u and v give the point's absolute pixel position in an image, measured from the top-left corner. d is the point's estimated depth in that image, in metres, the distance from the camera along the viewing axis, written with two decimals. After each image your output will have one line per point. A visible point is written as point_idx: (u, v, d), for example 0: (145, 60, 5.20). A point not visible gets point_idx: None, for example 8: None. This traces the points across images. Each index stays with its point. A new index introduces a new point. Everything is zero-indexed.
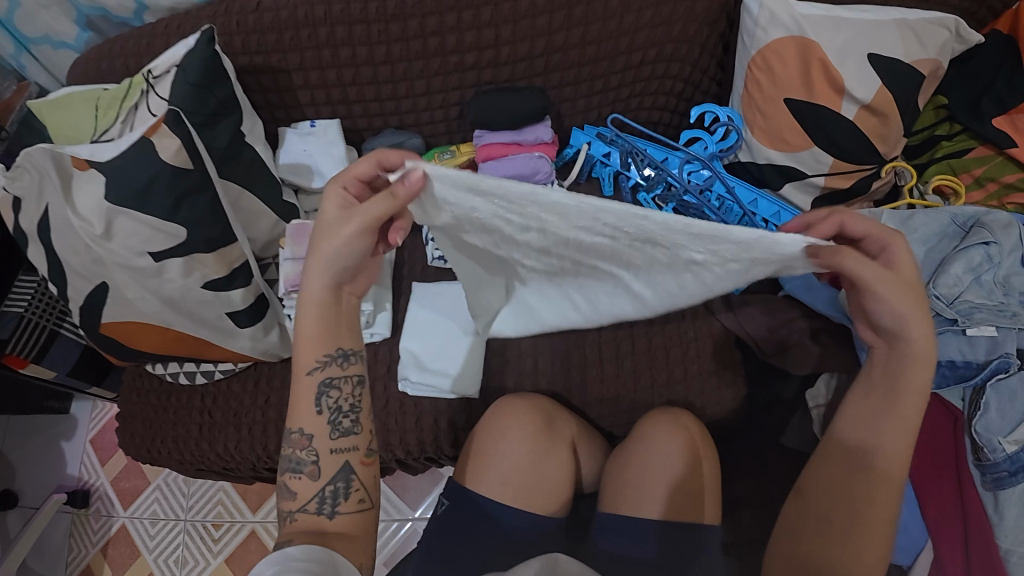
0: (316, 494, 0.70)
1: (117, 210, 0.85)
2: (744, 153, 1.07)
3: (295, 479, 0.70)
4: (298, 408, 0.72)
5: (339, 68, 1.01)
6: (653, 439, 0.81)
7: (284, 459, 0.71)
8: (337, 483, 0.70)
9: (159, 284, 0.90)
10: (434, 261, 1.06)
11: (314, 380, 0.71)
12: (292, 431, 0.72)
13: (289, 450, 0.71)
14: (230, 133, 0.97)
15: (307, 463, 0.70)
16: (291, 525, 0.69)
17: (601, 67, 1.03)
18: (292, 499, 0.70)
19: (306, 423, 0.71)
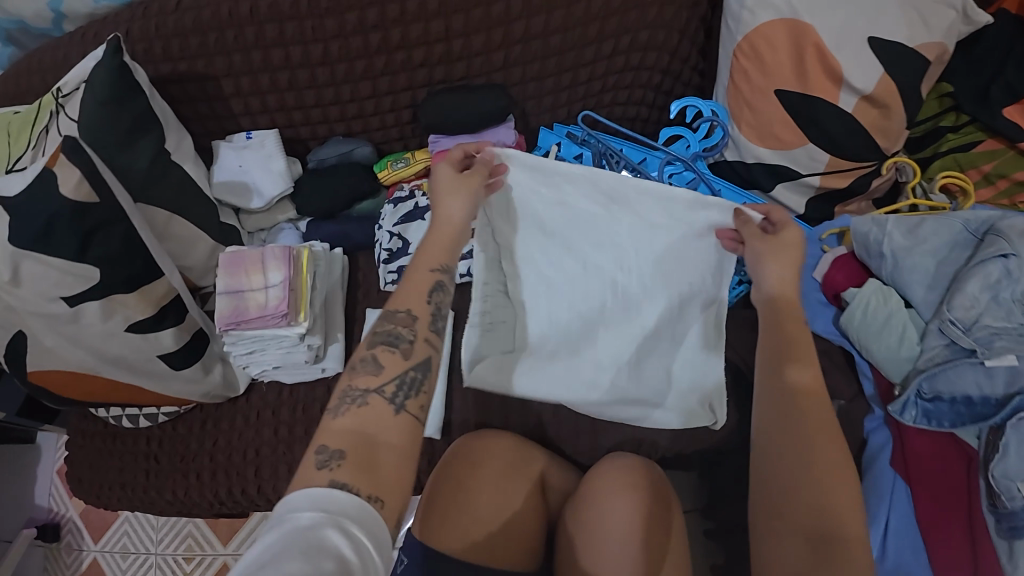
0: (396, 377, 0.55)
1: (22, 254, 0.75)
2: (732, 151, 0.95)
3: (386, 353, 0.56)
4: (406, 287, 0.62)
5: (272, 72, 0.90)
6: (619, 500, 0.77)
7: (376, 331, 0.58)
8: (410, 372, 0.56)
9: (78, 330, 0.81)
10: (386, 287, 0.93)
11: (429, 279, 0.62)
12: (394, 311, 0.59)
13: (386, 325, 0.58)
14: (151, 153, 0.86)
15: (404, 339, 0.58)
16: (361, 413, 0.53)
17: (567, 59, 0.91)
18: (374, 375, 0.55)
19: (415, 302, 0.60)
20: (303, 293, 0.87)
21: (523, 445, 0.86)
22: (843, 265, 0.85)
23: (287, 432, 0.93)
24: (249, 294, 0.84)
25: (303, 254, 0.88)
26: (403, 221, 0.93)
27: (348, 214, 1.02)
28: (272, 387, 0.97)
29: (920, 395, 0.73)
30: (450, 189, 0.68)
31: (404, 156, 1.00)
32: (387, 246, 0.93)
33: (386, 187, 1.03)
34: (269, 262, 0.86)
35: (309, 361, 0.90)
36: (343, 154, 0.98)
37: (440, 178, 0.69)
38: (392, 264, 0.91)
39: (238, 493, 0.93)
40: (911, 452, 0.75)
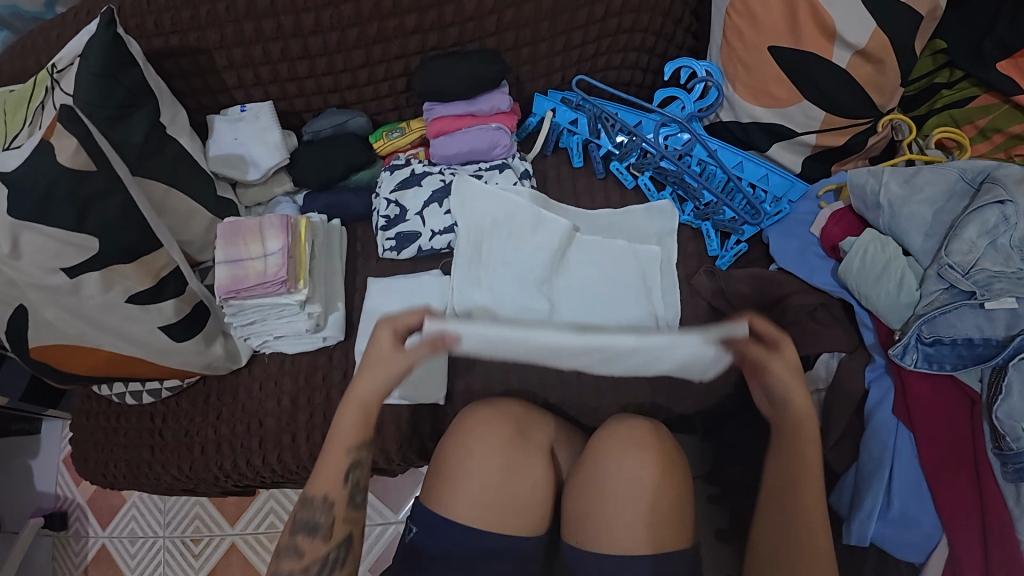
0: (319, 561, 0.69)
1: (21, 224, 0.75)
2: (727, 112, 0.96)
3: (308, 542, 0.69)
4: (319, 473, 0.71)
5: (264, 43, 0.90)
6: (623, 467, 0.76)
7: (296, 518, 0.70)
8: (332, 553, 0.70)
9: (78, 302, 0.81)
10: (384, 253, 0.94)
11: (343, 458, 0.71)
12: (311, 498, 0.71)
13: (305, 512, 0.70)
14: (145, 126, 0.86)
15: (323, 525, 0.70)
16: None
17: (560, 23, 0.91)
18: (296, 560, 0.68)
19: (330, 489, 0.70)
20: (303, 261, 0.87)
21: (527, 407, 0.85)
22: (841, 218, 0.85)
23: (291, 402, 0.94)
24: (247, 263, 0.84)
25: (300, 222, 0.88)
26: (399, 187, 0.94)
27: (344, 184, 1.01)
28: (273, 359, 0.97)
29: (921, 339, 0.73)
30: (377, 369, 0.72)
31: (399, 126, 1.00)
32: (384, 213, 0.93)
33: (382, 157, 1.02)
34: (268, 231, 0.86)
35: (309, 330, 0.90)
36: (337, 126, 0.98)
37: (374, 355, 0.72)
38: (390, 231, 0.92)
39: (244, 465, 0.93)
40: (913, 400, 0.76)
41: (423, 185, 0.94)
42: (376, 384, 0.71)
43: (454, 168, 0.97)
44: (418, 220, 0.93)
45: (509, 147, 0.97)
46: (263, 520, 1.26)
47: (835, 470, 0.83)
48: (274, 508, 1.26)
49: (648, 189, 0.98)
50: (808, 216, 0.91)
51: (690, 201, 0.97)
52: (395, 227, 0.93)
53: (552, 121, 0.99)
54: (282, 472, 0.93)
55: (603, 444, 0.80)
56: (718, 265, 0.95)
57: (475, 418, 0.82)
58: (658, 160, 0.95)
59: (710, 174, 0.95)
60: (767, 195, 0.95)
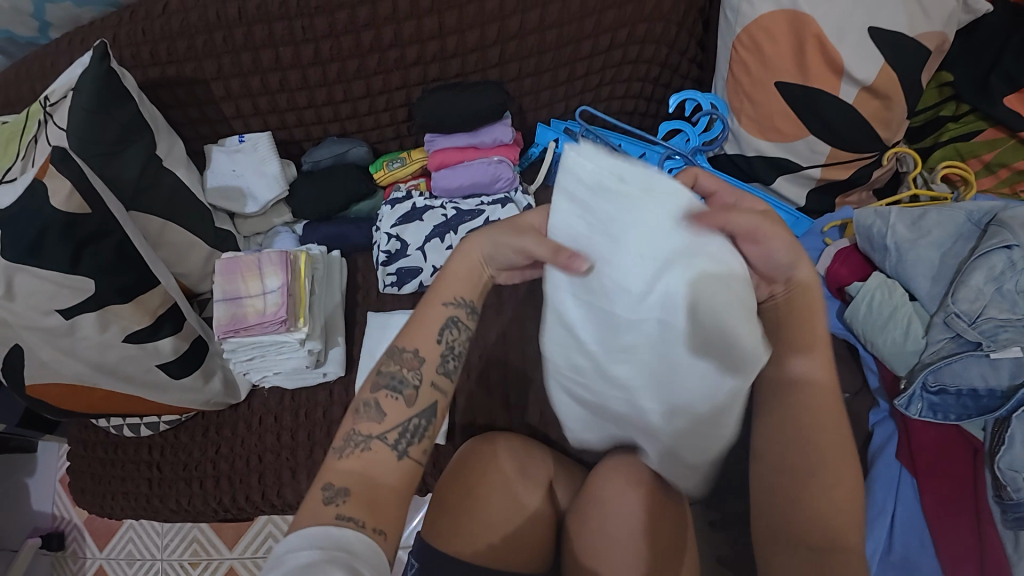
0: (398, 425, 0.60)
1: (13, 267, 0.73)
2: (731, 144, 0.95)
3: (389, 400, 0.61)
4: (414, 327, 0.65)
5: (263, 74, 0.88)
6: (620, 506, 0.76)
7: (382, 372, 0.63)
8: (413, 420, 0.61)
9: (72, 344, 0.80)
10: (385, 289, 0.92)
11: (439, 322, 0.65)
12: (401, 350, 0.64)
13: (392, 365, 0.63)
14: (140, 161, 0.84)
15: (408, 385, 0.62)
16: (365, 457, 0.58)
17: (564, 54, 0.90)
18: (378, 423, 0.60)
19: (422, 344, 0.64)
20: (303, 296, 0.86)
21: (531, 445, 0.85)
22: (846, 258, 0.85)
23: (290, 437, 0.93)
24: (245, 300, 0.83)
25: (300, 258, 0.87)
26: (401, 221, 0.92)
27: (343, 215, 1.00)
28: (273, 393, 0.96)
29: (926, 388, 0.73)
30: (468, 262, 0.67)
31: (400, 156, 0.99)
32: (385, 247, 0.92)
33: (382, 187, 1.01)
34: (267, 267, 0.84)
35: (309, 366, 0.89)
36: (337, 155, 0.96)
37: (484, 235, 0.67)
38: (391, 266, 0.91)
39: (242, 500, 0.93)
40: (917, 446, 0.76)
41: (425, 220, 0.92)
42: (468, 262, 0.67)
43: (456, 201, 0.95)
44: (419, 255, 0.91)
45: (512, 180, 0.95)
46: (261, 544, 1.26)
47: None
48: (272, 532, 1.26)
49: None
50: (812, 253, 0.92)
51: None
52: (395, 262, 0.91)
53: (554, 153, 0.98)
54: (282, 507, 0.93)
55: (603, 480, 0.79)
56: None
57: (489, 449, 0.81)
58: None
59: None
60: None
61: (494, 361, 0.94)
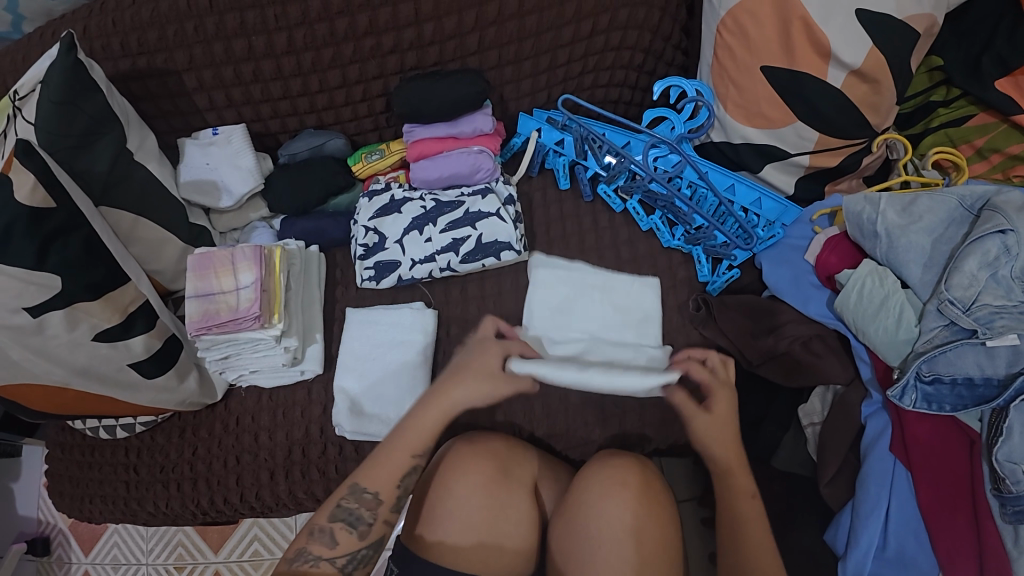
0: (348, 552, 0.69)
1: None
2: (717, 132, 0.93)
3: (343, 532, 0.69)
4: (377, 469, 0.72)
5: (235, 64, 0.86)
6: (608, 505, 0.73)
7: (340, 504, 0.70)
8: (360, 552, 0.70)
9: (42, 342, 0.77)
10: (363, 284, 0.89)
11: (402, 463, 0.73)
12: (361, 489, 0.72)
13: (349, 501, 0.70)
14: (111, 154, 0.82)
15: (362, 521, 0.70)
16: (310, 572, 0.67)
17: (545, 41, 0.88)
18: (329, 547, 0.68)
19: (383, 488, 0.71)
20: (278, 293, 0.83)
21: (516, 443, 0.82)
22: (836, 245, 0.82)
23: (269, 438, 0.91)
24: (218, 297, 0.81)
25: (275, 253, 0.84)
26: (377, 215, 0.88)
27: (321, 210, 0.97)
28: (251, 392, 0.94)
29: (919, 378, 0.70)
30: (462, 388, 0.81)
31: (378, 148, 0.95)
32: (362, 241, 0.87)
33: (361, 179, 0.98)
34: (240, 262, 0.82)
35: (287, 364, 0.87)
36: (314, 148, 0.94)
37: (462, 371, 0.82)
38: (369, 260, 0.87)
39: (221, 502, 0.91)
40: (911, 438, 0.73)
41: (403, 212, 0.87)
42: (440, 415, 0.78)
43: (435, 193, 0.90)
44: (397, 248, 0.87)
45: (493, 171, 0.90)
46: (247, 548, 1.23)
47: (830, 508, 0.80)
48: (258, 535, 1.24)
49: (637, 212, 0.93)
50: (802, 242, 0.89)
51: (681, 225, 0.92)
52: (374, 256, 0.87)
53: (537, 142, 0.94)
54: (261, 509, 0.91)
55: (590, 477, 0.77)
56: (708, 291, 0.91)
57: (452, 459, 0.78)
58: (648, 183, 0.90)
59: (701, 198, 0.92)
60: (760, 219, 0.92)
61: None
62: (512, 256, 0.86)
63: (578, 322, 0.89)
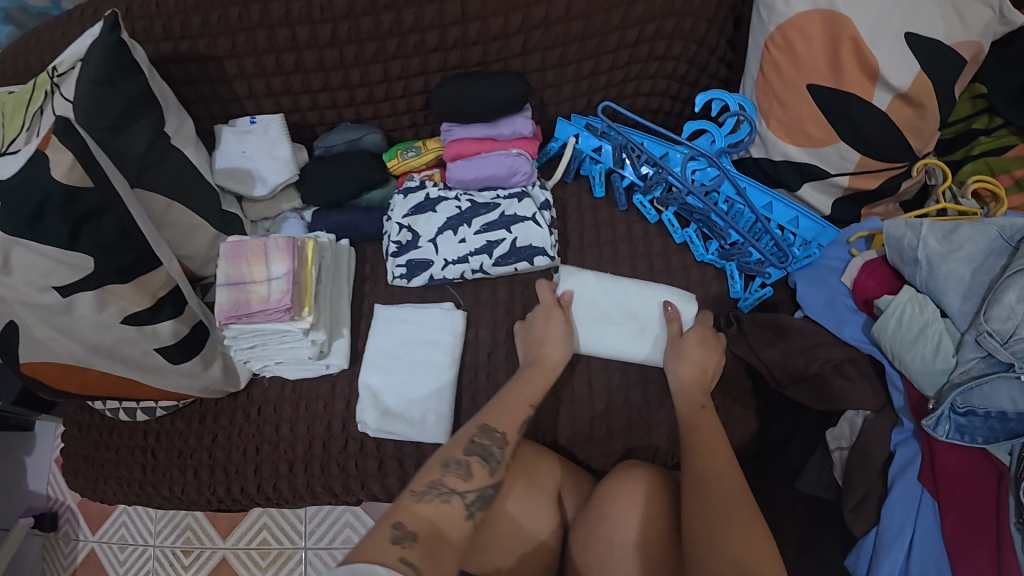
0: (477, 488, 0.65)
1: (10, 240, 0.71)
2: (758, 148, 0.92)
3: (477, 466, 0.66)
4: (503, 413, 0.73)
5: (278, 53, 0.85)
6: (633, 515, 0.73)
7: (474, 441, 0.69)
8: (489, 488, 0.66)
9: (70, 322, 0.78)
10: (394, 281, 0.87)
11: (525, 409, 0.75)
12: (492, 430, 0.71)
13: (483, 438, 0.70)
14: (148, 137, 0.81)
15: (494, 458, 0.69)
16: (439, 506, 0.61)
17: (590, 47, 0.88)
18: (464, 480, 0.64)
19: (512, 428, 0.72)
20: (308, 286, 0.83)
21: (538, 451, 0.82)
22: (873, 270, 0.82)
23: (290, 430, 0.90)
24: (250, 286, 0.80)
25: (308, 245, 0.84)
26: (412, 212, 0.87)
27: (354, 203, 0.97)
28: (274, 383, 0.94)
29: (953, 409, 0.70)
30: (556, 336, 0.83)
31: (415, 144, 0.95)
32: (396, 238, 0.86)
33: (395, 176, 0.98)
34: (272, 253, 0.82)
35: (313, 357, 0.87)
36: (350, 142, 0.93)
37: (554, 323, 0.84)
38: (401, 258, 0.85)
39: (238, 491, 0.91)
40: (940, 468, 0.73)
41: (438, 211, 0.87)
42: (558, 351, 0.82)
43: (471, 193, 0.90)
44: (431, 247, 0.86)
45: (530, 174, 0.89)
46: (255, 536, 1.23)
47: (853, 533, 0.80)
48: (267, 524, 1.24)
49: (672, 225, 0.92)
50: (838, 263, 0.88)
51: (716, 239, 0.91)
52: (406, 254, 0.86)
53: (575, 147, 0.93)
54: (278, 500, 0.91)
55: (608, 485, 0.76)
56: (741, 308, 0.90)
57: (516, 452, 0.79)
58: (685, 196, 0.89)
59: (738, 214, 0.91)
60: (797, 238, 0.92)
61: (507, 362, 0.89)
62: (546, 262, 0.84)
63: (599, 326, 0.87)
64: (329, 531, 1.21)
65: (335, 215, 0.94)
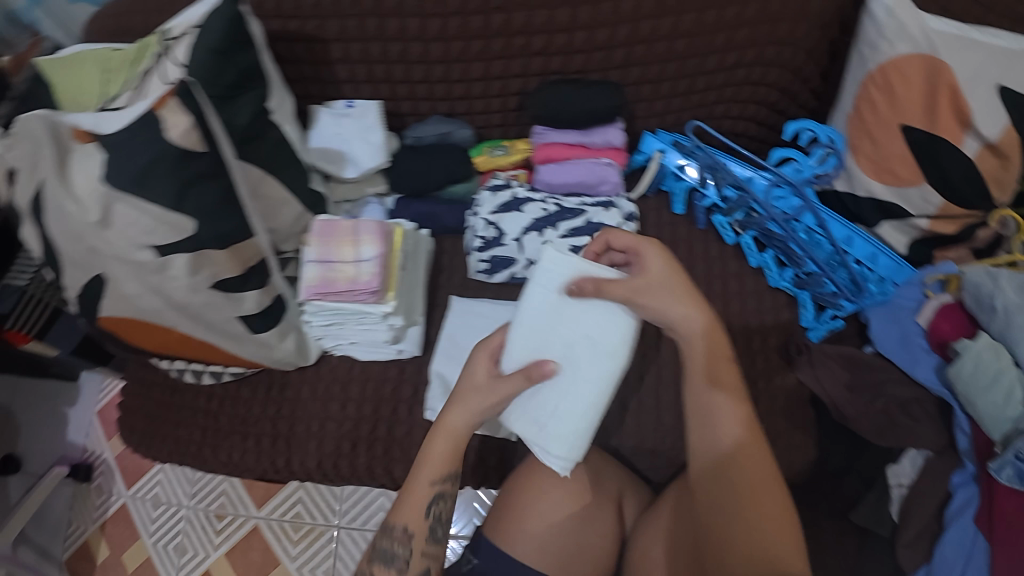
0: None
1: (115, 195, 0.73)
2: (842, 182, 0.94)
3: (384, 567, 0.69)
4: (406, 507, 0.71)
5: (384, 42, 0.87)
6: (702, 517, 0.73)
7: (377, 546, 0.71)
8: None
9: (161, 281, 0.79)
10: (475, 274, 0.90)
11: (427, 497, 0.71)
12: (393, 527, 0.72)
13: (386, 540, 0.71)
14: (251, 110, 0.83)
15: (400, 557, 0.70)
16: None
17: (688, 66, 0.89)
18: (387, 569, 0.70)
19: (411, 521, 0.70)
20: (393, 271, 0.85)
21: (601, 458, 0.83)
22: (948, 314, 0.83)
23: (355, 409, 0.92)
24: (338, 266, 0.82)
25: (396, 232, 0.86)
26: (499, 210, 0.89)
27: (438, 194, 0.98)
28: (342, 362, 0.95)
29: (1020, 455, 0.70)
30: (460, 409, 0.71)
31: (503, 144, 0.98)
32: (481, 234, 0.88)
33: (479, 172, 0.98)
34: (363, 235, 0.83)
35: (388, 341, 0.88)
36: (441, 135, 0.96)
37: (452, 395, 0.72)
38: (485, 253, 0.88)
39: (296, 464, 0.92)
40: (999, 511, 0.73)
41: (525, 211, 0.88)
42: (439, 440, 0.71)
43: (558, 198, 0.91)
44: (516, 246, 0.88)
45: (616, 185, 0.94)
46: (289, 509, 1.26)
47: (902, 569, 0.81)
48: (301, 499, 1.26)
49: (750, 248, 0.94)
50: (910, 302, 0.88)
51: (792, 267, 0.93)
52: (490, 249, 0.88)
53: (660, 162, 0.95)
54: (335, 476, 0.93)
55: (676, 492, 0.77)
56: (809, 336, 0.90)
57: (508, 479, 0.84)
58: (765, 222, 0.92)
59: (816, 244, 0.93)
60: (873, 274, 0.93)
61: None
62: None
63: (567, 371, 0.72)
64: (362, 514, 1.23)
65: (419, 204, 0.96)
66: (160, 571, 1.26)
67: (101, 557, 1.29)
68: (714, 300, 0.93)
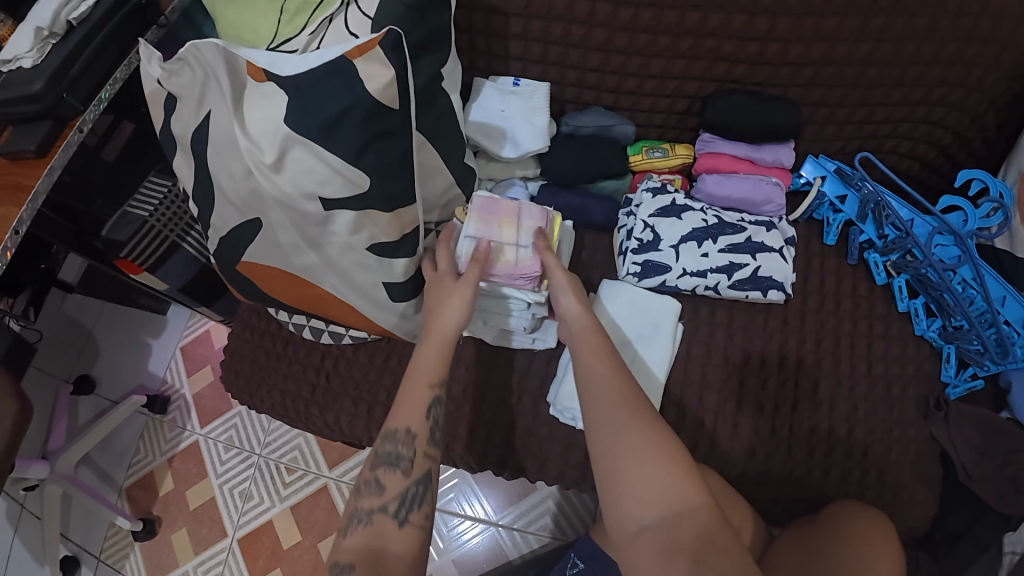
0: (398, 495, 0.66)
1: (294, 138, 0.72)
2: (1006, 241, 0.89)
3: (388, 477, 0.67)
4: (402, 410, 0.70)
5: (567, 23, 0.84)
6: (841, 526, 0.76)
7: (379, 452, 0.68)
8: (412, 489, 0.66)
9: (321, 233, 0.78)
10: (624, 278, 0.90)
11: (425, 398, 0.71)
12: (394, 432, 0.69)
13: (388, 446, 0.69)
14: (429, 73, 0.81)
15: (404, 459, 0.68)
16: (366, 530, 0.63)
17: (872, 95, 0.86)
18: (379, 496, 0.65)
19: (413, 422, 0.69)
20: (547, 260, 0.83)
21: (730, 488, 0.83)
22: None
23: (475, 392, 0.92)
24: (497, 246, 0.79)
25: (557, 220, 0.84)
26: (658, 214, 0.90)
27: (586, 187, 0.97)
28: (467, 341, 0.94)
29: None
30: (447, 307, 0.75)
31: (662, 146, 0.97)
32: (638, 235, 0.90)
33: (632, 172, 0.99)
34: (525, 219, 0.82)
35: (525, 330, 0.88)
36: (603, 127, 0.93)
37: (440, 294, 0.77)
38: (640, 255, 0.88)
39: None
40: None
41: (683, 219, 0.89)
42: (452, 311, 0.74)
43: (717, 209, 0.92)
44: (672, 253, 0.88)
45: (780, 207, 0.93)
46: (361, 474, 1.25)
47: None
48: None
49: (901, 291, 0.92)
50: None
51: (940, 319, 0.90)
52: (645, 253, 0.89)
53: (820, 188, 0.95)
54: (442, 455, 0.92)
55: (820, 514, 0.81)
56: (947, 393, 0.88)
57: None
58: (922, 268, 0.88)
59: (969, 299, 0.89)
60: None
61: (705, 383, 0.89)
62: (780, 296, 0.86)
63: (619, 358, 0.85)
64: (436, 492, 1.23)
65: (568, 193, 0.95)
66: (222, 513, 1.26)
67: (166, 489, 1.30)
68: (855, 338, 0.90)
